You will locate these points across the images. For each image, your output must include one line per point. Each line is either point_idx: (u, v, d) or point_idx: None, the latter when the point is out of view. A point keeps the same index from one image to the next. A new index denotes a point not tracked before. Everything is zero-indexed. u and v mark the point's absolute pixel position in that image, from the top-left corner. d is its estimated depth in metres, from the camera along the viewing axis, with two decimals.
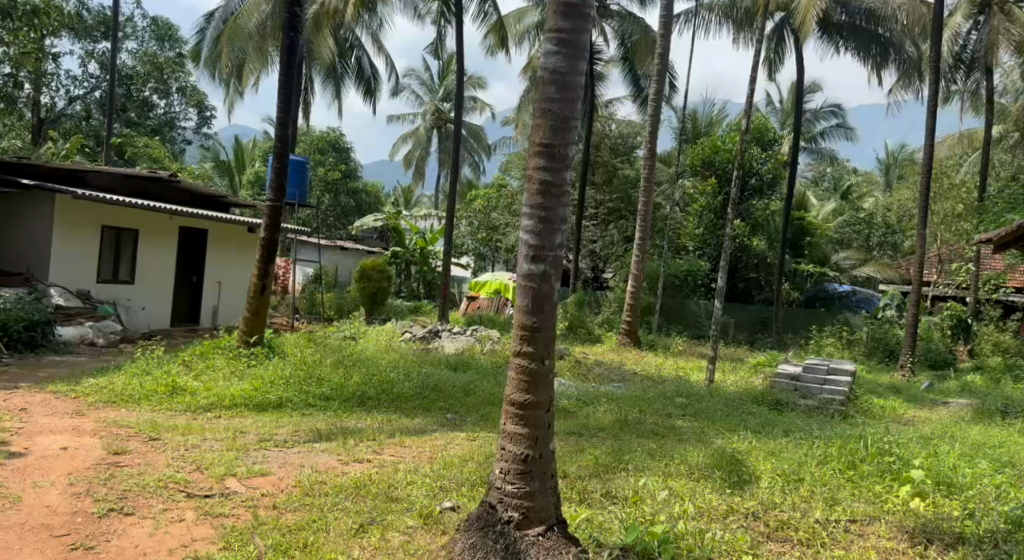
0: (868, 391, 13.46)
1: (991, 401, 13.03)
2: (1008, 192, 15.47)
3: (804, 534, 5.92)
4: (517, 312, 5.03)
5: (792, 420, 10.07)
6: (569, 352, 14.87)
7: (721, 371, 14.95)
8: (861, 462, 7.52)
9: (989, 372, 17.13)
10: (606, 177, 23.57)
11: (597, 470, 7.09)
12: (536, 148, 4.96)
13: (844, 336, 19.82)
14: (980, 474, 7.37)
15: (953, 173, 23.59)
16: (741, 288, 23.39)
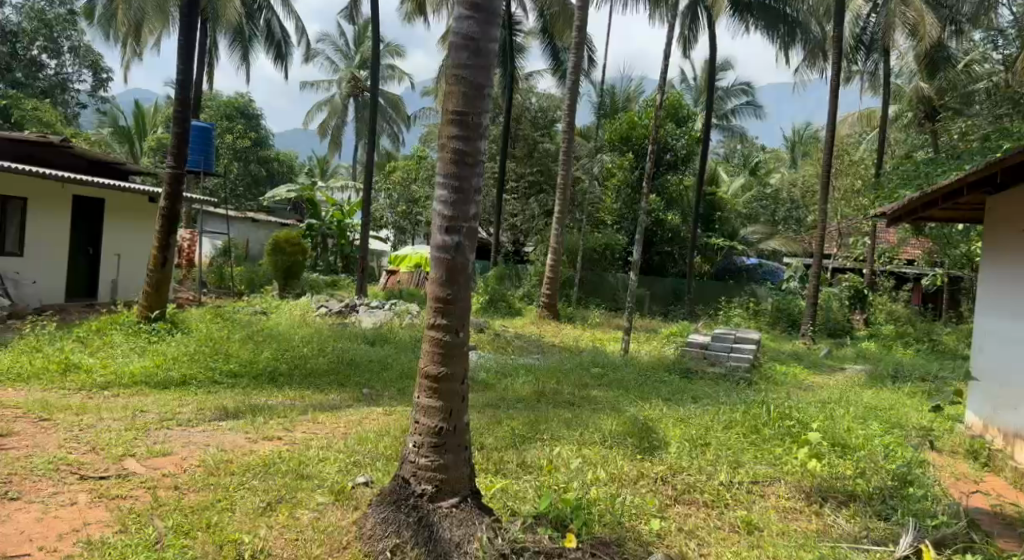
0: (772, 359, 14.01)
1: (884, 367, 13.76)
2: (902, 169, 16.25)
3: (709, 496, 6.13)
4: (430, 284, 4.97)
5: (702, 388, 10.40)
6: (488, 325, 14.91)
7: (635, 341, 15.29)
8: (764, 426, 7.84)
9: (883, 340, 18.05)
10: (527, 151, 23.63)
11: (514, 441, 7.14)
12: (449, 116, 4.89)
13: (751, 306, 20.45)
14: (872, 435, 7.79)
15: (853, 151, 24.62)
16: (657, 262, 23.73)
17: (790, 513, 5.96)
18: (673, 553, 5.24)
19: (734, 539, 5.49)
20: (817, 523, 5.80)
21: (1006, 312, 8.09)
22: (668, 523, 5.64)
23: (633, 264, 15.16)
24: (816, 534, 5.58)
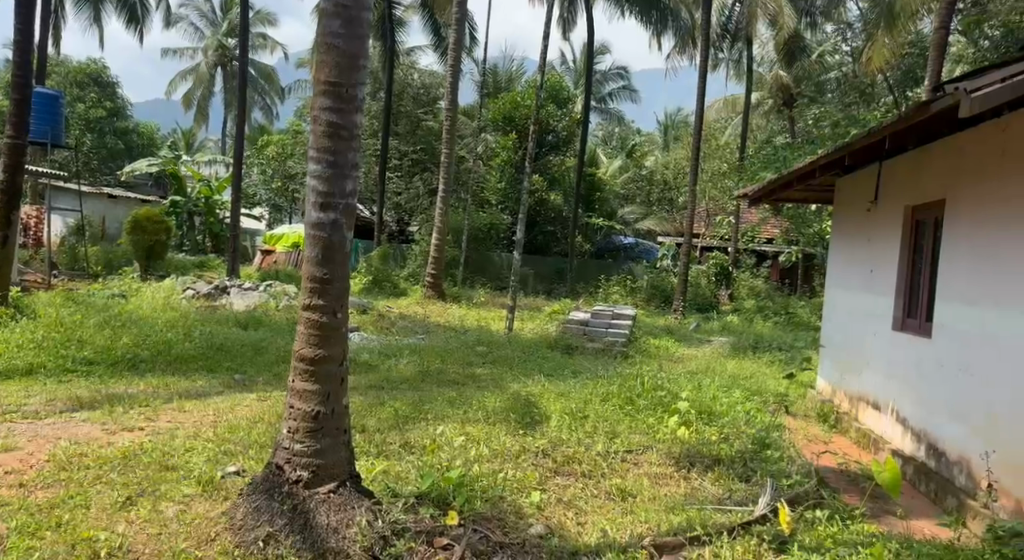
0: (645, 333, 14.43)
1: (746, 339, 14.49)
2: (763, 153, 17.11)
3: (587, 467, 6.23)
4: (305, 263, 4.78)
5: (581, 362, 10.63)
6: (370, 305, 14.63)
7: (517, 319, 15.42)
8: (638, 397, 8.09)
9: (745, 313, 18.99)
10: (409, 128, 23.38)
11: (396, 422, 7.02)
12: (321, 87, 4.69)
13: (628, 284, 20.96)
14: (736, 403, 8.18)
15: (719, 135, 25.70)
16: (540, 241, 23.94)
17: (661, 479, 6.15)
18: (552, 523, 5.27)
19: (609, 507, 5.59)
20: (685, 487, 6.00)
21: (853, 283, 8.60)
22: (547, 494, 5.69)
23: (515, 243, 15.12)
24: (684, 497, 5.77)
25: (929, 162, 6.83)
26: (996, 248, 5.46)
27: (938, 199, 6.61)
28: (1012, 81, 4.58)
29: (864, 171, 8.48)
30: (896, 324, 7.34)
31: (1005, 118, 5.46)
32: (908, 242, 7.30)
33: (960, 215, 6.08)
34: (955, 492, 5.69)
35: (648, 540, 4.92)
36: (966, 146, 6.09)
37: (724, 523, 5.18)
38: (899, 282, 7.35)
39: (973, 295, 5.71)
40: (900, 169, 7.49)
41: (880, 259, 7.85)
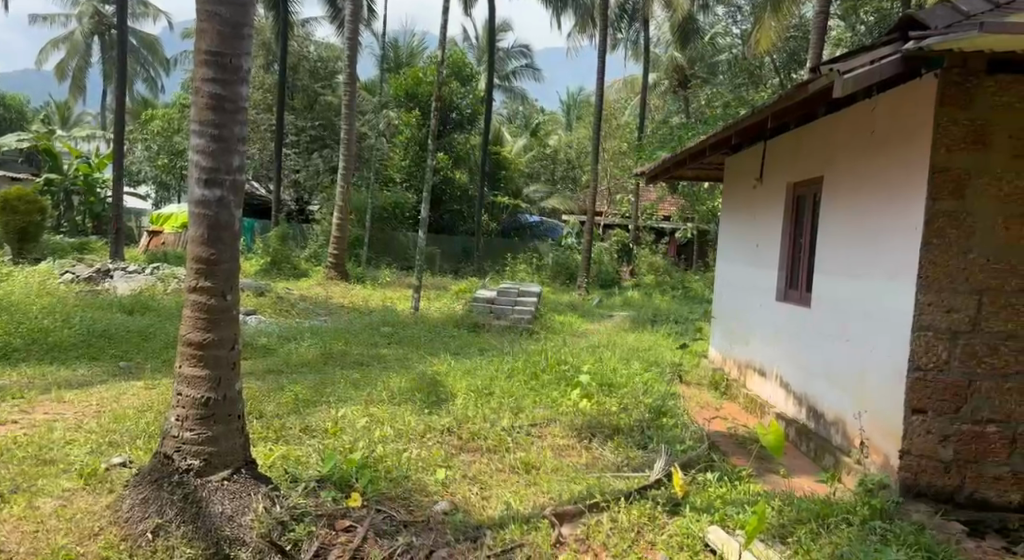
0: (549, 310, 14.59)
1: (646, 313, 14.86)
2: (661, 132, 17.55)
3: (492, 442, 6.27)
4: (189, 243, 4.60)
5: (486, 339, 10.69)
6: (268, 287, 14.23)
7: (424, 300, 15.32)
8: (542, 372, 8.23)
9: (645, 289, 19.47)
10: (307, 103, 22.89)
11: (295, 406, 6.87)
12: (202, 57, 4.49)
13: (533, 262, 21.13)
14: (634, 374, 8.42)
15: (618, 115, 26.18)
16: (446, 221, 23.81)
17: (564, 450, 6.27)
18: (457, 499, 5.26)
19: (513, 480, 5.66)
20: (586, 457, 6.15)
21: (741, 257, 8.92)
22: (452, 471, 5.69)
23: (420, 223, 14.90)
24: (585, 467, 5.91)
25: (808, 140, 7.13)
26: (868, 220, 5.72)
27: (817, 175, 6.92)
28: (878, 64, 4.74)
29: (750, 149, 8.82)
30: (780, 295, 7.68)
31: (875, 98, 5.73)
32: (790, 216, 7.64)
33: (836, 190, 6.37)
34: (832, 450, 6.00)
35: (549, 510, 4.99)
36: (842, 123, 6.37)
37: (622, 490, 5.31)
38: (782, 254, 7.69)
39: (848, 265, 6.00)
40: (782, 147, 7.80)
41: (764, 233, 8.20)
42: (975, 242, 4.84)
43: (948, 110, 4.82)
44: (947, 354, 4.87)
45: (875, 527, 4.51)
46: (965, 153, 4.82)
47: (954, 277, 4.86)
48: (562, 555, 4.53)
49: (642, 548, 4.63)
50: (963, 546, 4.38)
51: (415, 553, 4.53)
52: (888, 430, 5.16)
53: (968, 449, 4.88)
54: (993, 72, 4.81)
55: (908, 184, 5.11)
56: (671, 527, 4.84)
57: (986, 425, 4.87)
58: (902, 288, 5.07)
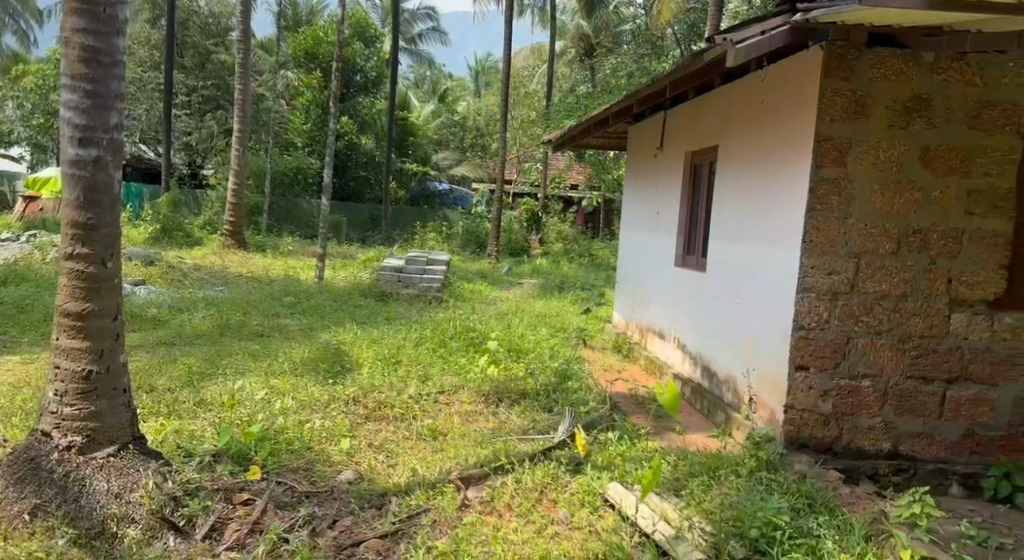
0: (458, 279, 14.57)
1: (553, 281, 15.04)
2: (567, 101, 17.71)
3: (398, 410, 6.23)
4: (64, 207, 4.37)
5: (393, 308, 10.62)
6: (159, 256, 13.70)
7: (329, 268, 15.02)
8: (450, 339, 8.25)
9: (553, 257, 19.66)
10: (198, 61, 21.95)
11: (189, 379, 6.67)
12: (72, 5, 4.25)
13: (442, 231, 21.01)
14: (541, 340, 8.53)
15: (526, 82, 26.20)
16: (352, 188, 23.38)
17: (470, 416, 6.29)
18: (362, 468, 5.21)
19: (420, 447, 5.64)
20: (492, 422, 6.19)
21: (642, 223, 9.12)
22: (357, 440, 5.63)
23: (323, 190, 14.46)
24: (491, 431, 5.95)
25: (706, 110, 7.32)
26: (759, 188, 5.93)
27: (712, 144, 7.12)
28: (768, 35, 4.85)
29: (652, 118, 8.98)
30: (677, 261, 7.92)
31: (766, 69, 5.92)
32: (688, 184, 7.84)
33: (730, 158, 6.57)
34: (724, 408, 6.27)
35: (455, 474, 5.01)
36: (737, 94, 6.55)
37: (527, 451, 5.38)
38: (680, 221, 7.90)
39: (740, 232, 6.22)
40: (682, 117, 7.97)
41: (664, 201, 8.40)
42: (854, 208, 5.06)
43: (832, 82, 4.99)
44: (827, 314, 5.12)
45: (761, 478, 4.72)
46: (846, 123, 5.02)
47: (834, 243, 5.09)
48: (467, 517, 4.55)
49: (544, 507, 4.72)
50: (840, 491, 4.61)
51: (317, 524, 4.50)
52: (774, 387, 5.40)
53: (845, 403, 5.13)
54: (873, 45, 4.98)
55: (796, 151, 5.31)
56: (574, 486, 4.93)
57: (862, 380, 5.12)
58: (789, 251, 5.29)
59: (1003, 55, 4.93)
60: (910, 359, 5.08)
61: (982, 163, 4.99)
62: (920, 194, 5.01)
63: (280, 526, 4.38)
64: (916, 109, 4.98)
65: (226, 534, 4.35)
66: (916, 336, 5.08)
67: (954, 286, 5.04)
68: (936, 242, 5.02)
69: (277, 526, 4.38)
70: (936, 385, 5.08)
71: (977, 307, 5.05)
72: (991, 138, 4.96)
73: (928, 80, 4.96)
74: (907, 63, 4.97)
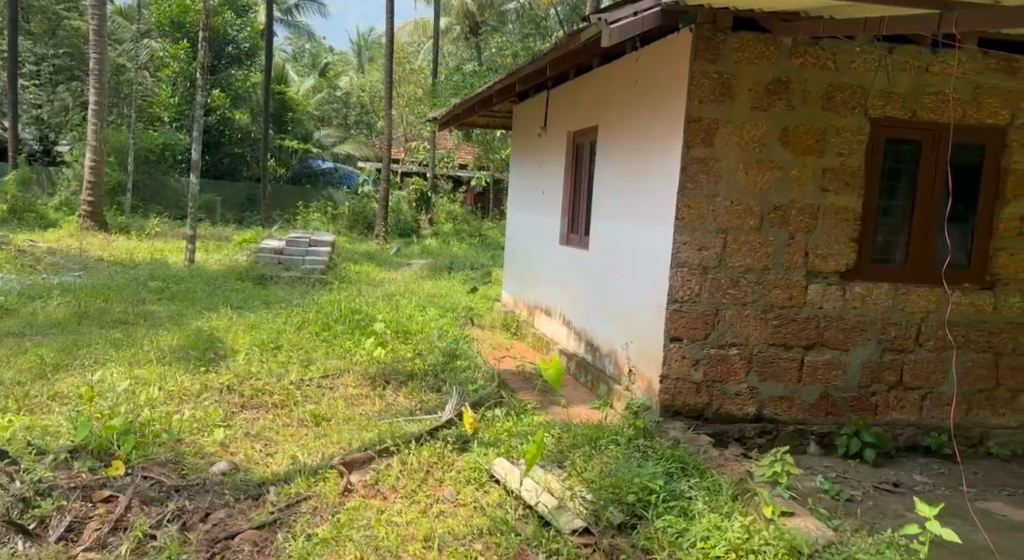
0: (344, 260, 14.35)
1: (442, 261, 15.01)
2: (454, 80, 17.63)
3: (278, 398, 6.10)
4: None
5: (273, 292, 10.35)
6: (7, 240, 12.87)
7: (202, 251, 14.47)
8: (335, 322, 8.14)
9: (443, 237, 19.62)
10: (47, 27, 20.53)
11: (42, 372, 6.30)
12: None
13: (328, 211, 20.58)
14: (429, 320, 8.53)
15: (412, 58, 25.89)
16: (226, 165, 22.68)
17: (356, 400, 6.22)
18: (237, 459, 5.08)
19: (302, 433, 5.54)
20: (379, 404, 6.15)
21: (528, 202, 9.23)
22: (232, 431, 5.46)
23: (192, 167, 13.88)
24: (377, 414, 5.90)
25: (586, 90, 7.46)
26: (636, 165, 6.11)
27: (592, 123, 7.27)
28: (641, 16, 4.97)
29: (535, 98, 9.08)
30: (562, 238, 8.08)
31: (640, 50, 6.09)
32: (570, 163, 7.98)
33: (609, 137, 6.75)
34: (606, 380, 6.46)
35: (338, 459, 4.95)
36: (614, 74, 6.72)
37: (413, 433, 5.37)
38: (564, 200, 8.04)
39: (619, 209, 6.41)
40: (563, 97, 8.11)
41: (548, 180, 8.54)
42: (721, 186, 5.30)
43: (700, 64, 5.19)
44: (699, 287, 5.36)
45: (638, 446, 4.92)
46: (713, 104, 5.23)
47: (703, 219, 5.32)
48: (350, 502, 4.51)
49: (431, 487, 4.73)
50: (710, 454, 4.85)
51: (188, 518, 4.37)
52: (651, 357, 5.62)
53: (714, 370, 5.39)
54: (737, 30, 5.21)
55: (668, 130, 5.51)
56: (461, 463, 4.98)
57: (729, 348, 5.39)
58: (663, 227, 5.50)
59: (852, 41, 5.25)
60: (772, 327, 5.38)
61: (836, 143, 5.31)
62: (779, 172, 5.30)
63: (145, 523, 4.23)
64: (777, 91, 5.24)
65: (83, 534, 4.15)
66: (777, 306, 5.38)
67: (811, 260, 5.36)
68: (794, 218, 5.33)
69: (142, 523, 4.23)
70: (795, 352, 5.42)
71: (831, 278, 5.40)
72: (843, 120, 5.29)
73: (787, 64, 5.23)
74: (768, 47, 5.22)
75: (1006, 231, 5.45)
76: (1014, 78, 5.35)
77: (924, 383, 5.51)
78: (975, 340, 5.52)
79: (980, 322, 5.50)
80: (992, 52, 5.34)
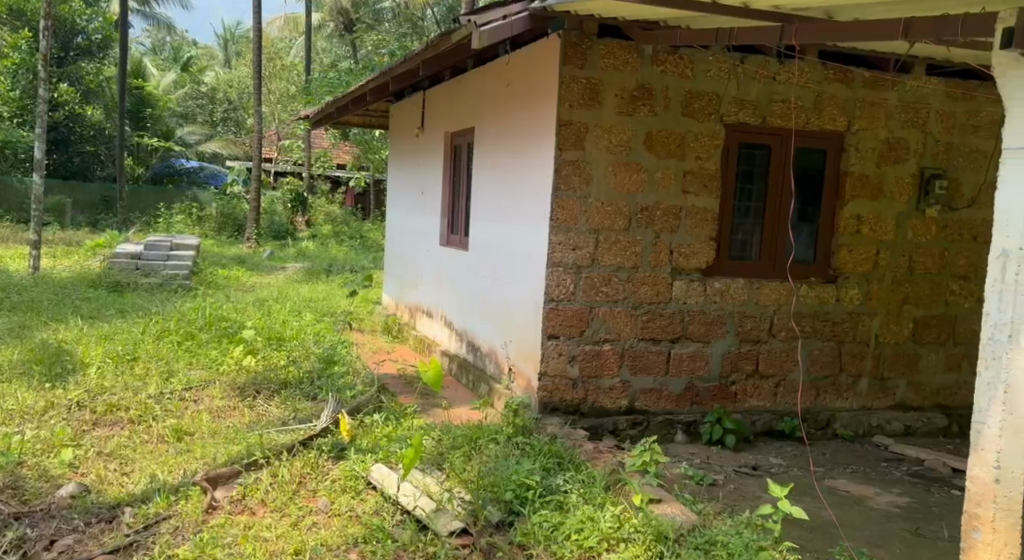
0: (211, 264, 13.86)
1: (318, 264, 14.75)
2: (328, 77, 17.36)
3: (134, 413, 5.85)
4: None
5: (131, 299, 9.90)
6: None
7: (49, 257, 13.61)
8: (199, 331, 7.88)
9: (321, 239, 19.25)
10: None
11: None
12: None
13: (193, 212, 19.79)
14: (304, 326, 8.39)
15: (283, 54, 25.24)
16: (77, 164, 21.61)
17: (223, 411, 6.06)
18: (87, 480, 4.86)
19: (162, 450, 5.34)
20: (249, 415, 6.01)
21: (408, 203, 9.21)
22: (82, 450, 5.22)
23: (35, 167, 13.09)
24: (246, 425, 5.77)
25: (461, 91, 7.53)
26: (511, 168, 6.23)
27: (468, 124, 7.35)
28: (510, 20, 5.04)
29: (412, 97, 9.08)
30: (442, 239, 8.11)
31: (512, 54, 6.21)
32: (448, 164, 8.03)
33: (484, 139, 6.84)
34: (487, 380, 6.55)
35: (201, 476, 4.80)
36: (488, 77, 6.82)
37: (285, 443, 5.29)
38: (443, 201, 8.08)
39: (496, 210, 6.52)
40: (440, 97, 8.14)
41: (427, 181, 8.58)
42: (592, 188, 5.48)
43: (569, 70, 5.35)
44: (573, 286, 5.53)
45: (517, 443, 5.04)
46: (583, 109, 5.40)
47: (576, 219, 5.48)
48: (213, 520, 4.40)
49: (303, 498, 4.68)
50: (584, 448, 5.01)
51: (32, 546, 4.15)
52: (528, 356, 5.76)
53: (589, 366, 5.58)
54: (602, 37, 5.40)
55: (541, 133, 5.65)
56: (335, 472, 4.96)
57: (602, 344, 5.59)
58: (539, 228, 5.64)
59: (707, 50, 5.54)
60: (641, 323, 5.62)
61: (695, 147, 5.60)
62: (646, 175, 5.54)
63: None
64: (640, 97, 5.47)
65: None
66: (646, 303, 5.63)
67: (675, 258, 5.64)
68: (659, 219, 5.59)
69: None
70: (662, 345, 5.68)
71: (693, 275, 5.70)
72: (701, 126, 5.59)
73: (649, 71, 5.47)
74: (631, 54, 5.43)
75: (846, 228, 5.90)
76: (849, 88, 5.79)
77: (777, 370, 5.89)
78: (823, 329, 5.95)
79: (825, 313, 5.93)
80: (830, 63, 5.76)
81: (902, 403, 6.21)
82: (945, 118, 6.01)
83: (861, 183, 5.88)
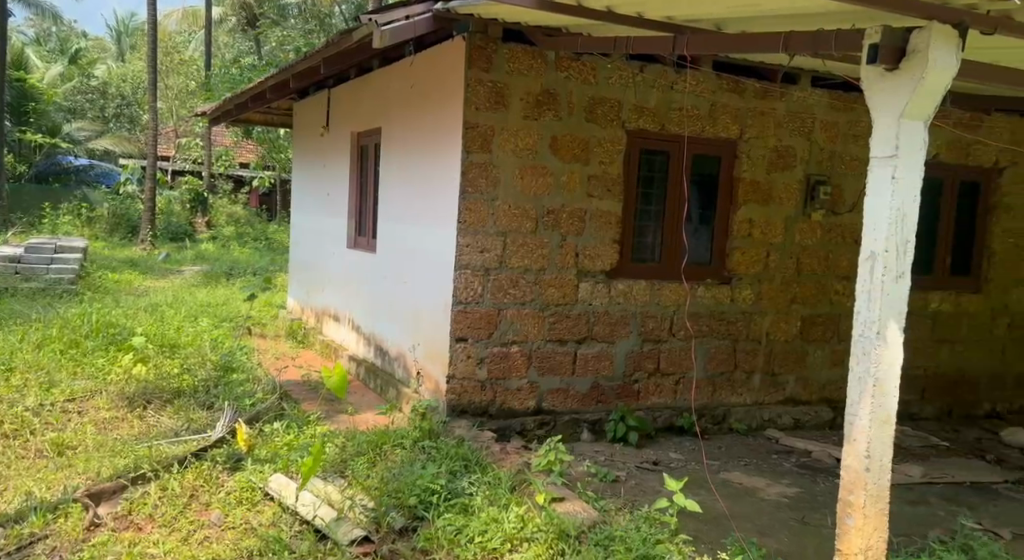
0: (101, 267, 13.29)
1: (218, 267, 14.34)
2: (229, 74, 16.90)
3: (10, 427, 5.57)
4: None
5: (10, 306, 9.40)
6: None
7: None
8: (83, 338, 7.57)
9: (222, 241, 18.71)
10: None
11: None
12: None
13: (81, 213, 18.91)
14: (200, 332, 8.16)
15: (181, 48, 24.39)
16: None
17: (110, 423, 5.85)
18: None
19: (41, 465, 5.11)
20: (139, 426, 5.81)
21: (314, 204, 9.07)
22: None
23: None
24: (134, 437, 5.58)
25: (367, 91, 7.48)
26: (418, 170, 6.23)
27: (374, 125, 7.30)
28: (413, 20, 5.07)
29: (315, 97, 8.94)
30: (349, 242, 8.03)
31: (417, 56, 6.21)
32: (355, 165, 7.95)
33: (390, 141, 6.81)
34: (395, 384, 6.53)
35: (82, 491, 4.62)
36: (394, 77, 6.79)
37: (176, 455, 5.15)
38: (349, 203, 8.00)
39: (403, 212, 6.50)
40: (345, 97, 8.06)
41: (332, 183, 8.47)
42: (499, 191, 5.54)
43: (474, 73, 5.39)
44: (481, 288, 5.58)
45: (423, 447, 5.05)
46: (489, 112, 5.46)
47: (484, 221, 5.54)
48: (95, 538, 4.23)
49: (195, 512, 4.56)
50: (491, 449, 5.07)
51: None
52: (436, 358, 5.78)
53: (497, 368, 5.64)
54: (507, 41, 5.47)
55: (448, 136, 5.67)
56: (230, 484, 4.85)
57: (511, 345, 5.66)
58: (447, 231, 5.67)
59: (608, 57, 5.69)
60: (548, 324, 5.73)
61: (598, 152, 5.74)
62: (551, 178, 5.64)
63: None
64: (546, 102, 5.57)
65: None
66: (552, 304, 5.73)
67: (580, 260, 5.76)
68: (565, 221, 5.70)
69: None
70: (569, 345, 5.79)
71: (598, 276, 5.84)
72: (604, 131, 5.73)
73: (553, 75, 5.57)
74: (536, 60, 5.52)
75: (740, 231, 6.16)
76: (741, 97, 6.05)
77: (677, 368, 6.11)
78: (720, 327, 6.19)
79: (721, 312, 6.18)
80: (724, 72, 6.00)
81: (792, 398, 6.52)
82: (829, 126, 6.35)
83: (754, 187, 6.16)
